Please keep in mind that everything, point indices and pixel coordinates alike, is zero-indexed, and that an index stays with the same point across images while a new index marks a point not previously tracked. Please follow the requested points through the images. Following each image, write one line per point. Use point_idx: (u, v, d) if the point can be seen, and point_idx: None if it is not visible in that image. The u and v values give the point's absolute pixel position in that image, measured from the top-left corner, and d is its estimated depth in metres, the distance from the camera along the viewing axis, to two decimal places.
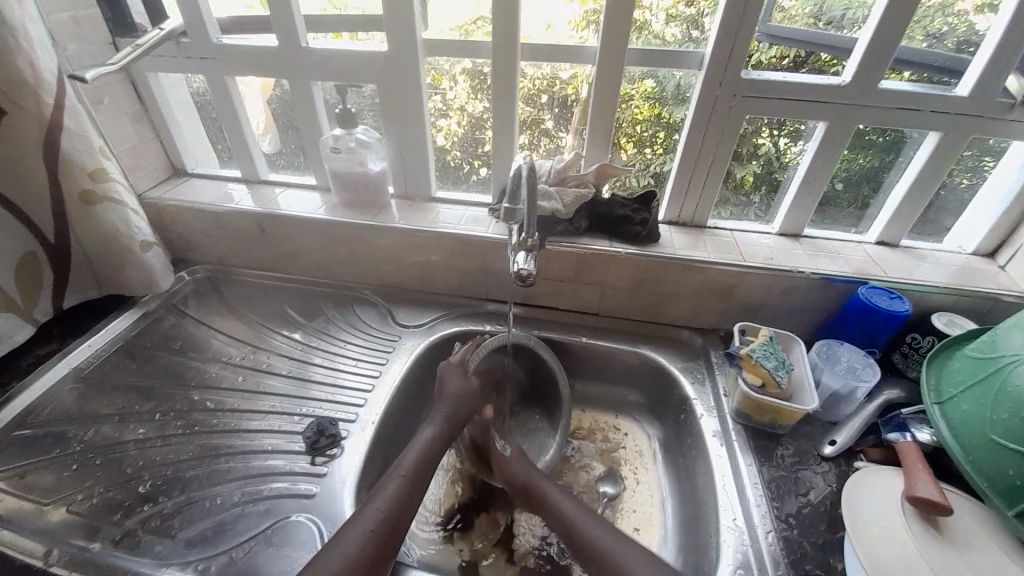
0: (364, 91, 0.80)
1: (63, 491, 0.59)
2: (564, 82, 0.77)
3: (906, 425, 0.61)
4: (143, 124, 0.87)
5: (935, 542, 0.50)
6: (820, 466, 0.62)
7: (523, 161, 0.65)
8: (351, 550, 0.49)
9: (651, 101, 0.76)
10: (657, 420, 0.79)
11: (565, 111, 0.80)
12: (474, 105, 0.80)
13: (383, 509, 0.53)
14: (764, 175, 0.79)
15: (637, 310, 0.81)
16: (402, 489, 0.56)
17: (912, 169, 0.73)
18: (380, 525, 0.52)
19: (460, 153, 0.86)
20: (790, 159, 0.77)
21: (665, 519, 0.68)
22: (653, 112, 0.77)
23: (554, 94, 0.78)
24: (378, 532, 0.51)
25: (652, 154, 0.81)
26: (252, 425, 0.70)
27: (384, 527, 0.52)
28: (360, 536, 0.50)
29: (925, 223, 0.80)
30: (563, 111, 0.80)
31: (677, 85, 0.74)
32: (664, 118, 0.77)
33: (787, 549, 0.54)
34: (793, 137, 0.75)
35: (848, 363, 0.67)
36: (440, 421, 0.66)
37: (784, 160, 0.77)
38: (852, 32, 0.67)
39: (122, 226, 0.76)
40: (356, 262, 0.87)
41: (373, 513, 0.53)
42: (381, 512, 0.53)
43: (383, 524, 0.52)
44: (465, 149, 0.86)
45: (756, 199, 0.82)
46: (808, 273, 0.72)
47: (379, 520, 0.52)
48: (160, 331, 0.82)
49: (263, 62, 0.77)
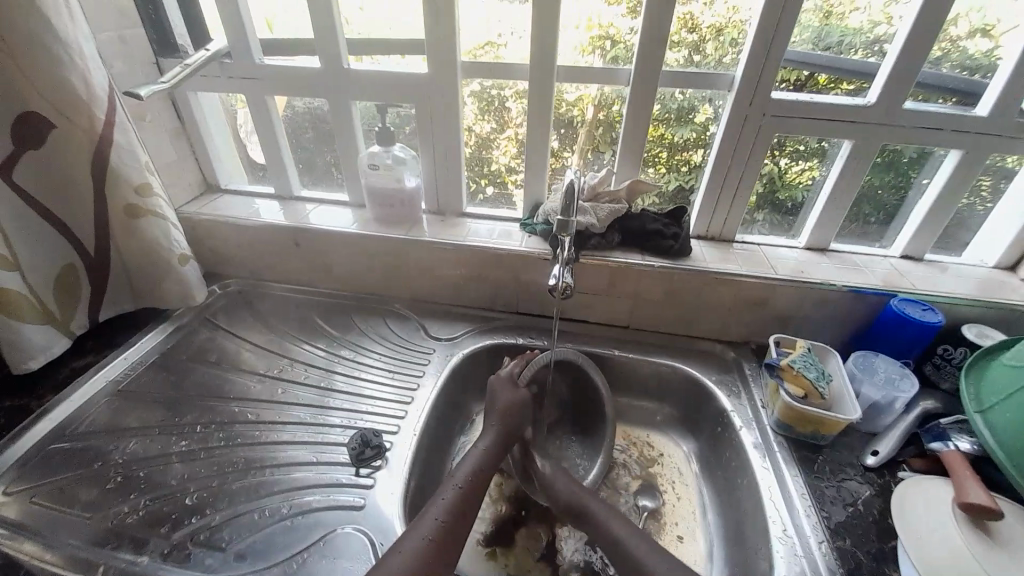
0: (403, 111, 0.82)
1: (108, 504, 0.58)
2: (570, 103, 0.80)
3: (946, 434, 0.61)
4: (181, 140, 0.88)
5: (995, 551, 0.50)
6: (864, 476, 0.62)
7: (574, 176, 0.64)
8: (412, 556, 0.50)
9: (681, 120, 0.79)
10: (692, 433, 0.79)
11: (570, 131, 0.83)
12: (481, 125, 0.83)
13: (440, 518, 0.54)
14: (787, 191, 0.81)
15: (669, 323, 0.82)
16: (458, 499, 0.57)
17: (934, 185, 0.75)
18: (439, 534, 0.52)
19: (468, 173, 0.89)
20: (811, 177, 0.79)
21: (708, 533, 0.68)
22: (657, 133, 0.80)
23: (560, 117, 0.81)
24: (439, 541, 0.52)
25: (656, 171, 0.84)
26: (291, 437, 0.70)
27: (443, 536, 0.52)
28: (421, 544, 0.51)
29: (946, 238, 0.82)
30: (569, 132, 0.83)
31: (679, 104, 0.78)
32: (694, 136, 0.80)
33: (840, 558, 0.54)
34: (794, 157, 0.78)
35: (885, 374, 0.68)
36: (494, 434, 0.66)
37: (787, 180, 0.80)
38: (852, 56, 0.71)
39: (163, 241, 0.76)
40: (388, 276, 0.88)
41: (432, 522, 0.53)
42: (439, 521, 0.54)
43: (440, 533, 0.53)
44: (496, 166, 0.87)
45: (760, 216, 0.85)
46: (840, 286, 0.73)
47: (438, 529, 0.53)
48: (194, 344, 0.82)
49: (306, 83, 0.80)
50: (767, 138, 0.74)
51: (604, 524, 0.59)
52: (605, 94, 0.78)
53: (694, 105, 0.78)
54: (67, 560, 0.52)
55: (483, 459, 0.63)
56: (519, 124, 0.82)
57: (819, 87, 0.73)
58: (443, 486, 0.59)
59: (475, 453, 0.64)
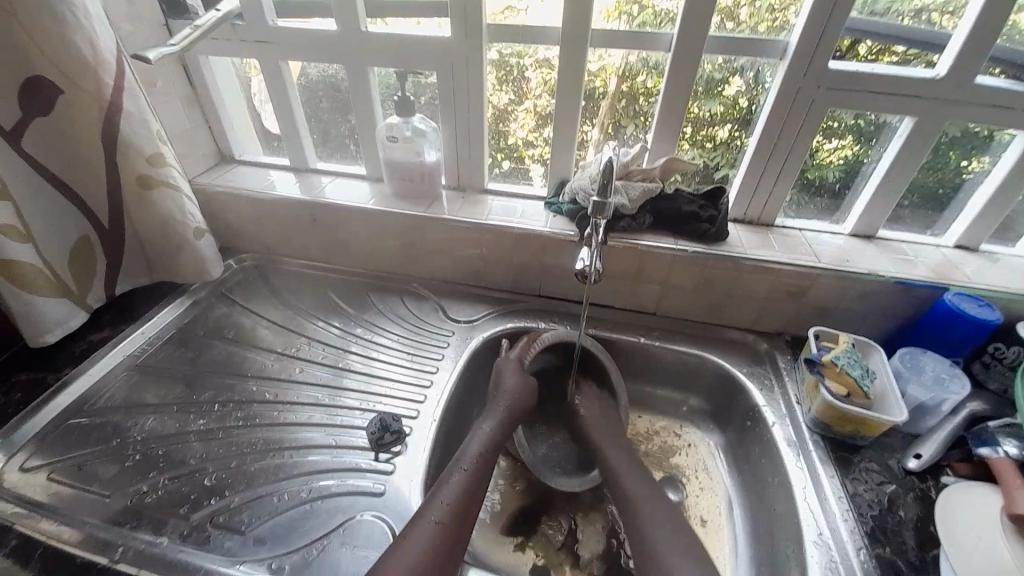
0: (424, 79, 0.77)
1: (126, 483, 0.58)
2: (591, 74, 0.74)
3: (994, 439, 0.57)
4: (194, 109, 0.85)
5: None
6: (905, 480, 0.59)
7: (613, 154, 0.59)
8: (422, 542, 0.48)
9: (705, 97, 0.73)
10: (718, 426, 0.76)
11: (590, 104, 0.77)
12: (498, 97, 0.78)
13: (447, 502, 0.52)
14: (819, 175, 0.76)
15: (699, 311, 0.78)
16: (465, 484, 0.54)
17: (1000, 170, 0.69)
18: (447, 519, 0.50)
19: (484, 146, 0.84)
20: (843, 156, 0.74)
21: (734, 530, 0.66)
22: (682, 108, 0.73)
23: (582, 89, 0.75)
24: (448, 525, 0.50)
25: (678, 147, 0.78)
26: (306, 419, 0.69)
27: (451, 520, 0.50)
28: (431, 530, 0.49)
29: (1006, 227, 0.76)
30: (590, 105, 0.77)
31: (707, 77, 0.71)
32: (722, 113, 0.74)
33: (880, 568, 0.51)
34: (828, 134, 0.72)
35: (934, 373, 0.64)
36: (498, 417, 0.64)
37: (818, 159, 0.74)
38: (899, 23, 0.64)
39: (178, 214, 0.73)
40: (407, 255, 0.85)
41: (439, 508, 0.51)
42: (446, 506, 0.51)
43: (449, 517, 0.51)
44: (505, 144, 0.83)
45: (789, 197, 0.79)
46: (889, 277, 0.68)
47: (445, 514, 0.51)
48: (210, 320, 0.81)
49: (322, 48, 0.75)
50: (817, 115, 0.68)
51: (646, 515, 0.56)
52: (630, 64, 0.73)
53: (723, 76, 0.72)
54: (85, 539, 0.51)
55: (488, 442, 0.61)
56: (548, 93, 0.76)
57: (858, 60, 0.66)
58: (450, 470, 0.56)
59: (480, 438, 0.61)
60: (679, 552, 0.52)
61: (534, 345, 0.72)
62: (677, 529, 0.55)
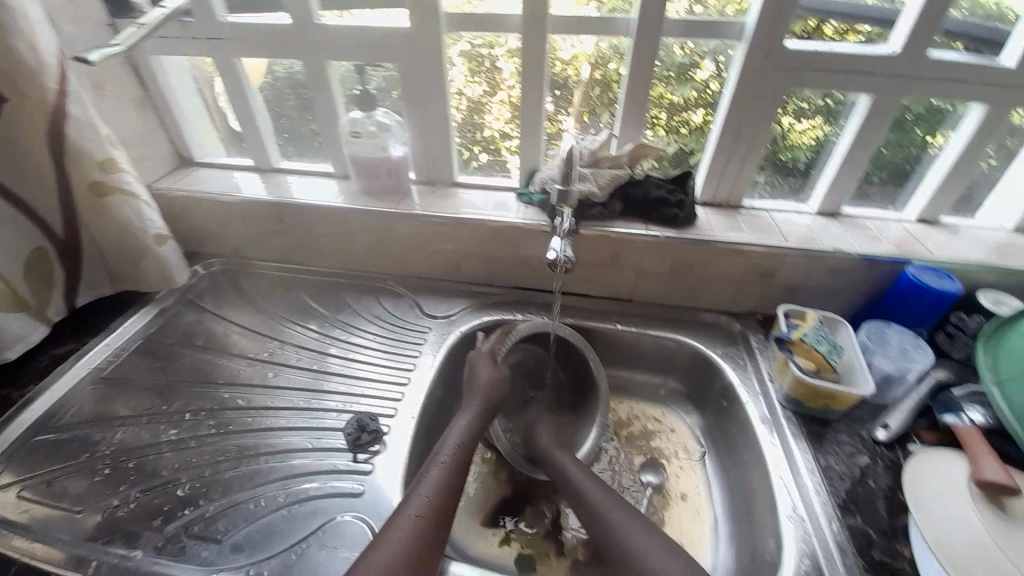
0: (384, 71, 0.76)
1: (96, 498, 0.56)
2: (565, 63, 0.74)
3: (957, 406, 0.60)
4: (147, 111, 0.82)
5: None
6: (875, 450, 0.61)
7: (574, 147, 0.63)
8: (402, 536, 0.47)
9: (657, 81, 0.73)
10: (697, 407, 0.78)
11: (563, 92, 0.76)
12: (472, 88, 0.77)
13: (426, 495, 0.52)
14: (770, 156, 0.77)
15: (673, 296, 0.79)
16: (444, 476, 0.54)
17: (957, 143, 0.70)
18: (426, 511, 0.50)
19: (460, 139, 0.83)
20: (815, 136, 0.75)
21: (714, 507, 0.67)
22: (655, 93, 0.74)
23: (552, 77, 0.75)
24: (427, 517, 0.49)
25: (653, 133, 0.78)
26: (284, 422, 0.68)
27: (431, 511, 0.50)
28: (410, 522, 0.48)
29: (965, 199, 0.78)
30: (562, 93, 0.76)
31: (679, 61, 0.72)
32: (671, 99, 0.75)
33: (852, 536, 0.53)
34: (797, 115, 0.73)
35: (899, 345, 0.66)
36: (475, 410, 0.64)
37: (789, 141, 0.75)
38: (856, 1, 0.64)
39: (135, 220, 0.71)
40: (379, 252, 0.83)
41: (419, 500, 0.51)
42: (425, 498, 0.51)
43: (429, 509, 0.50)
44: (464, 135, 0.82)
45: (762, 178, 0.79)
46: (853, 253, 0.70)
47: (425, 505, 0.50)
48: (179, 327, 0.78)
49: (277, 43, 0.73)
50: (780, 96, 0.69)
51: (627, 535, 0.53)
52: (602, 51, 0.72)
53: (694, 61, 0.72)
54: (56, 556, 0.51)
55: (465, 435, 0.61)
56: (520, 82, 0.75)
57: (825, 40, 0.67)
58: (427, 464, 0.56)
59: (457, 431, 0.61)
60: (645, 541, 0.52)
61: (506, 339, 0.72)
62: (637, 523, 0.54)
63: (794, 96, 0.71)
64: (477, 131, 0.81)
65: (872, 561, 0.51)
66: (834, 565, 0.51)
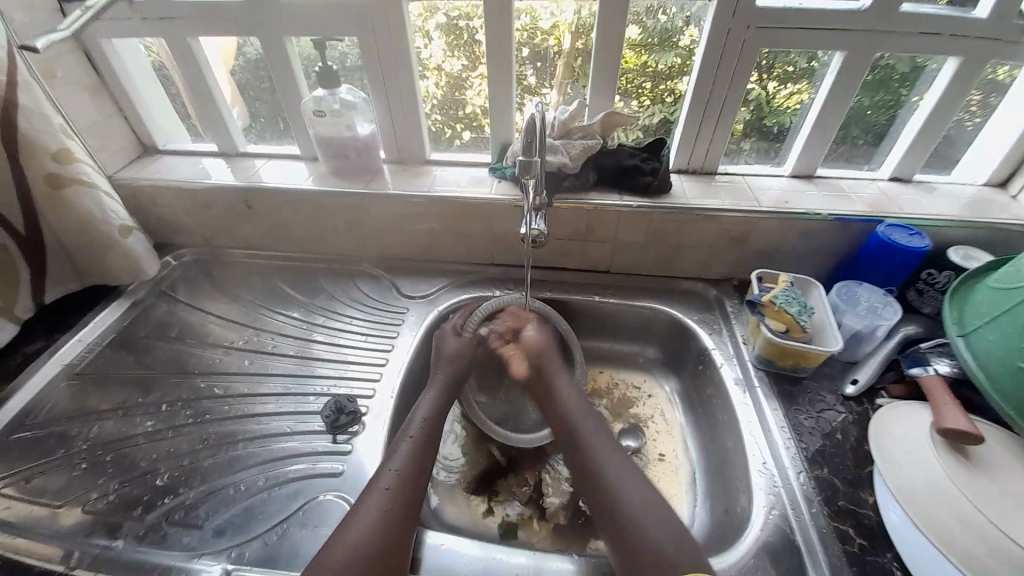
0: (343, 47, 0.73)
1: (76, 492, 0.57)
2: (545, 32, 0.72)
3: (925, 359, 0.61)
4: (103, 98, 0.79)
5: (981, 478, 0.48)
6: (843, 405, 0.63)
7: (535, 109, 0.57)
8: (373, 509, 0.48)
9: (637, 49, 0.72)
10: (675, 373, 0.79)
11: (546, 64, 0.75)
12: (451, 63, 0.75)
13: (396, 469, 0.52)
14: (753, 121, 0.76)
15: (649, 264, 0.79)
16: (413, 449, 0.55)
17: (930, 98, 0.70)
18: (396, 484, 0.51)
19: (442, 117, 0.81)
20: (801, 101, 0.74)
21: (691, 468, 0.69)
22: (638, 62, 0.73)
23: (534, 47, 0.73)
24: (397, 490, 0.50)
25: (640, 105, 0.78)
26: (266, 408, 0.68)
27: (402, 484, 0.51)
28: (380, 496, 0.49)
29: (937, 155, 0.77)
30: (545, 65, 0.75)
31: (662, 27, 0.70)
32: (651, 67, 0.73)
33: (819, 488, 0.55)
34: (782, 80, 0.72)
35: (868, 303, 0.67)
36: (440, 384, 0.64)
37: (774, 105, 0.74)
38: None
39: (97, 212, 0.69)
40: (352, 235, 0.82)
41: (389, 475, 0.52)
42: (395, 472, 0.52)
43: (399, 482, 0.51)
44: (446, 112, 0.81)
45: (747, 145, 0.79)
46: (825, 215, 0.70)
47: (395, 479, 0.51)
48: (152, 319, 0.78)
49: (232, 22, 0.70)
50: (751, 56, 0.67)
51: (618, 475, 0.52)
52: (583, 19, 0.70)
53: (677, 26, 0.70)
54: (32, 547, 0.51)
55: (434, 408, 0.61)
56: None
57: None
58: (397, 439, 0.57)
59: (427, 406, 0.61)
60: (638, 494, 0.50)
61: (473, 314, 0.72)
62: (634, 476, 0.52)
63: (785, 55, 0.69)
64: (458, 108, 0.80)
65: (837, 510, 0.53)
66: (800, 515, 0.53)
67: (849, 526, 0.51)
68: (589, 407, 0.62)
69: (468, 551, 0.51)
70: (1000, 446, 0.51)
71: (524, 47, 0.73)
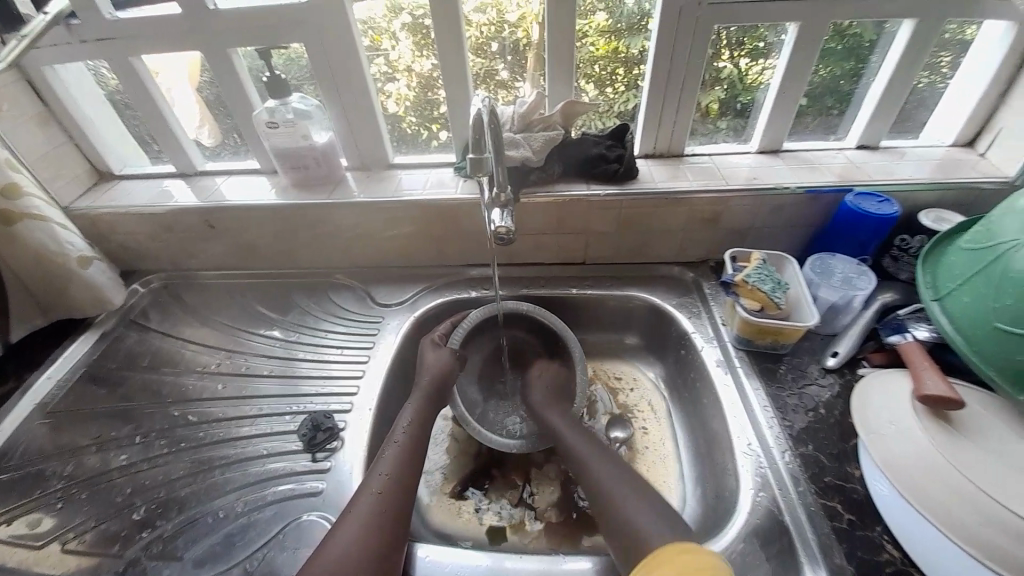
0: (293, 54, 0.72)
1: (55, 531, 0.56)
2: (512, 25, 0.71)
3: (904, 326, 0.60)
4: (53, 128, 0.76)
5: (960, 439, 0.48)
6: (825, 378, 0.62)
7: (482, 103, 0.55)
8: (365, 514, 0.48)
9: (607, 36, 0.71)
10: (659, 359, 0.78)
11: (517, 57, 0.75)
12: (421, 64, 0.73)
13: (386, 473, 0.52)
14: (729, 99, 0.75)
15: (623, 253, 0.78)
16: (403, 454, 0.55)
17: (888, 60, 0.69)
18: (388, 488, 0.51)
19: (416, 118, 0.80)
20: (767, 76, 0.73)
21: (679, 454, 0.69)
22: (610, 48, 0.72)
23: (504, 41, 0.72)
24: (389, 493, 0.50)
25: (614, 92, 0.77)
26: (244, 432, 0.67)
27: (393, 486, 0.51)
28: (372, 500, 0.49)
29: (903, 119, 0.77)
30: (516, 58, 0.74)
31: (630, 11, 0.69)
32: (622, 52, 0.72)
33: (804, 465, 0.54)
34: (753, 56, 0.71)
35: (843, 274, 0.66)
36: (422, 394, 0.63)
37: (747, 82, 0.73)
38: None
39: (51, 245, 0.67)
40: (320, 246, 0.80)
41: (379, 477, 0.52)
42: (385, 475, 0.52)
43: (390, 487, 0.51)
44: (420, 113, 0.79)
45: (723, 124, 0.78)
46: (793, 188, 0.69)
47: (386, 483, 0.51)
48: (124, 349, 0.75)
49: (177, 39, 0.68)
50: (706, 32, 0.66)
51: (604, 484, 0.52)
52: None
53: (643, 10, 0.68)
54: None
55: (418, 413, 0.61)
56: (479, 53, 0.73)
57: None
58: (383, 447, 0.56)
59: (409, 416, 0.60)
60: (634, 500, 0.49)
61: (461, 325, 0.71)
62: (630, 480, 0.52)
63: (754, 30, 0.68)
64: (431, 108, 0.78)
65: (824, 486, 0.52)
66: (788, 494, 0.52)
67: (837, 502, 0.51)
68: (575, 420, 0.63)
69: (453, 558, 0.50)
70: (980, 408, 0.51)
71: (493, 41, 0.73)
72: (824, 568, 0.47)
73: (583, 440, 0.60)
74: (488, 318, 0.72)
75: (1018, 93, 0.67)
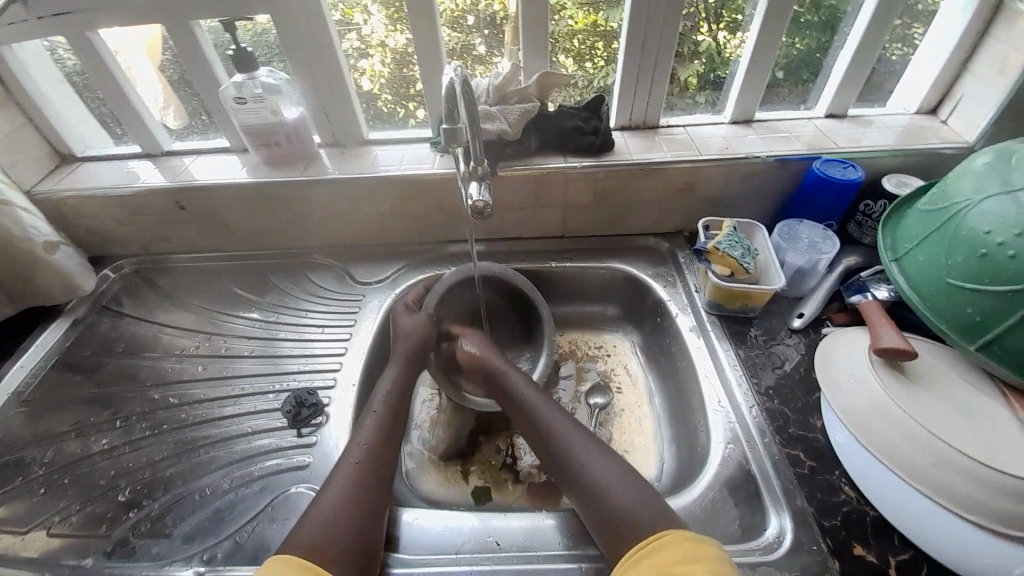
0: (260, 29, 0.70)
1: (39, 517, 0.56)
2: None
3: (866, 287, 0.63)
4: (8, 109, 0.73)
5: (913, 387, 0.51)
6: (791, 338, 0.65)
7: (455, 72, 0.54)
8: (343, 483, 0.49)
9: (585, 9, 0.71)
10: (636, 328, 0.81)
11: (494, 30, 0.73)
12: (395, 38, 0.72)
13: (364, 443, 0.53)
14: (706, 73, 0.76)
15: (600, 225, 0.80)
16: (380, 423, 0.55)
17: (856, 29, 0.70)
18: (365, 458, 0.51)
19: (392, 96, 0.78)
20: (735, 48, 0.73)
21: (655, 417, 0.72)
22: (589, 22, 0.72)
23: (481, 14, 0.71)
24: (367, 462, 0.51)
25: (594, 67, 0.77)
26: (227, 412, 0.67)
27: (370, 456, 0.52)
28: (349, 471, 0.50)
29: (870, 88, 0.79)
30: (493, 32, 0.73)
31: None
32: (601, 26, 0.72)
33: (770, 418, 0.57)
34: (731, 29, 0.72)
35: (809, 239, 0.69)
36: (401, 357, 0.64)
37: (724, 55, 0.74)
38: None
39: (17, 231, 0.66)
40: (296, 225, 0.79)
41: (358, 448, 0.52)
42: (363, 445, 0.53)
43: (367, 457, 0.52)
44: (395, 91, 0.78)
45: (702, 98, 0.79)
46: (763, 157, 0.71)
47: (364, 453, 0.52)
48: (97, 336, 0.74)
49: (136, 12, 0.65)
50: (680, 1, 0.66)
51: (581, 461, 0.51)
52: None
53: None
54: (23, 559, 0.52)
55: (397, 380, 0.61)
56: (454, 27, 0.72)
57: None
58: (361, 416, 0.57)
59: (388, 384, 0.61)
60: (605, 463, 0.50)
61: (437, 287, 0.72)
62: (599, 445, 0.52)
63: (732, 2, 0.69)
64: (406, 85, 0.77)
65: (788, 438, 0.56)
66: (755, 446, 0.55)
67: (800, 451, 0.54)
68: (540, 392, 0.60)
69: (442, 520, 0.53)
70: (933, 359, 0.54)
71: (468, 15, 0.71)
72: (787, 511, 0.50)
73: (556, 414, 0.56)
74: (465, 279, 0.73)
75: (979, 60, 0.69)
